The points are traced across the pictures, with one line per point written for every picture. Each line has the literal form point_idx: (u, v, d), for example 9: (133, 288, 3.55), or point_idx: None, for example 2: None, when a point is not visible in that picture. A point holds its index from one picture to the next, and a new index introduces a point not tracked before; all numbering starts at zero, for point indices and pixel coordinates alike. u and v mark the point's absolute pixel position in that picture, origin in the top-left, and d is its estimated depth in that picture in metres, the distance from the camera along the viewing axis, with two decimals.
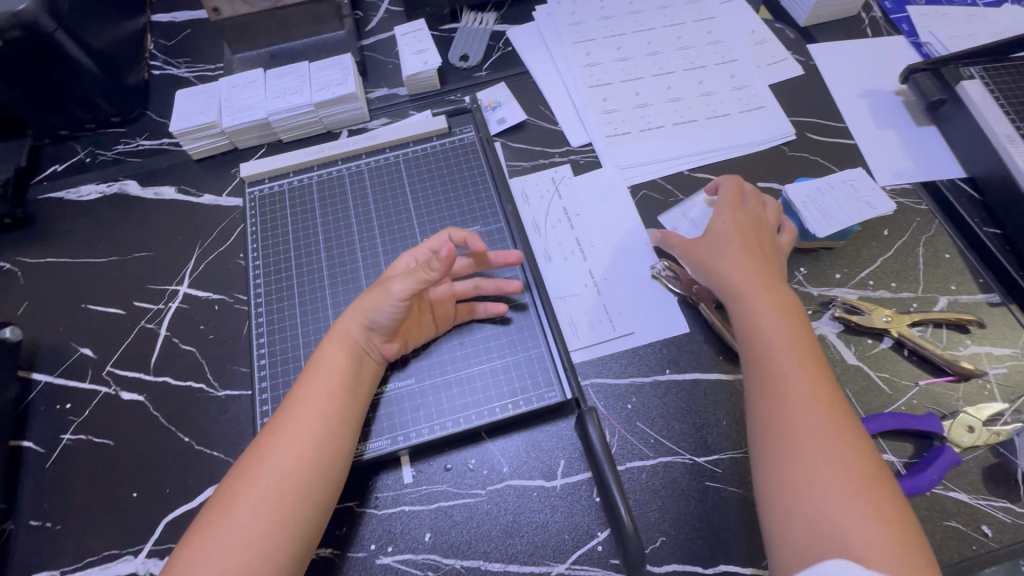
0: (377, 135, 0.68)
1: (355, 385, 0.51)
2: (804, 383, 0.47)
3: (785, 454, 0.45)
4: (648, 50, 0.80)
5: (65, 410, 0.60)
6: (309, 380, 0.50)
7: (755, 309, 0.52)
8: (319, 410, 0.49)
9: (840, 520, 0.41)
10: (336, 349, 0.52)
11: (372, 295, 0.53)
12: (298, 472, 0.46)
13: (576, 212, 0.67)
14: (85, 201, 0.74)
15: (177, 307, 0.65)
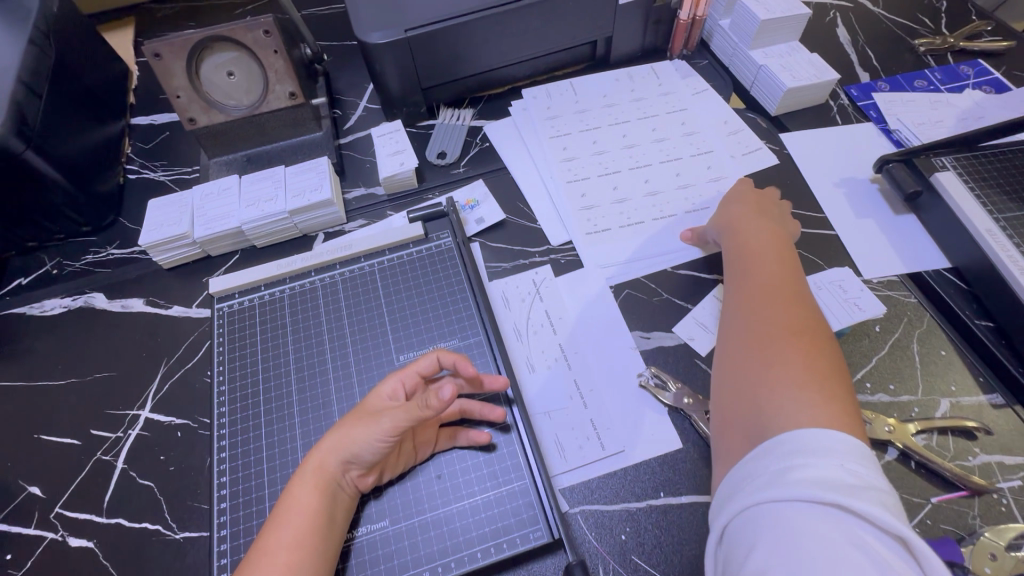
0: (352, 245, 0.66)
1: (331, 515, 0.47)
2: (764, 298, 0.54)
3: (738, 350, 0.52)
4: (624, 143, 0.81)
5: (5, 562, 0.55)
6: (290, 492, 0.47)
7: (740, 249, 0.61)
8: (291, 549, 0.44)
9: (765, 386, 0.47)
10: (310, 464, 0.48)
11: (363, 416, 0.49)
12: None
13: (558, 316, 0.65)
14: (48, 316, 0.71)
15: (136, 436, 0.61)
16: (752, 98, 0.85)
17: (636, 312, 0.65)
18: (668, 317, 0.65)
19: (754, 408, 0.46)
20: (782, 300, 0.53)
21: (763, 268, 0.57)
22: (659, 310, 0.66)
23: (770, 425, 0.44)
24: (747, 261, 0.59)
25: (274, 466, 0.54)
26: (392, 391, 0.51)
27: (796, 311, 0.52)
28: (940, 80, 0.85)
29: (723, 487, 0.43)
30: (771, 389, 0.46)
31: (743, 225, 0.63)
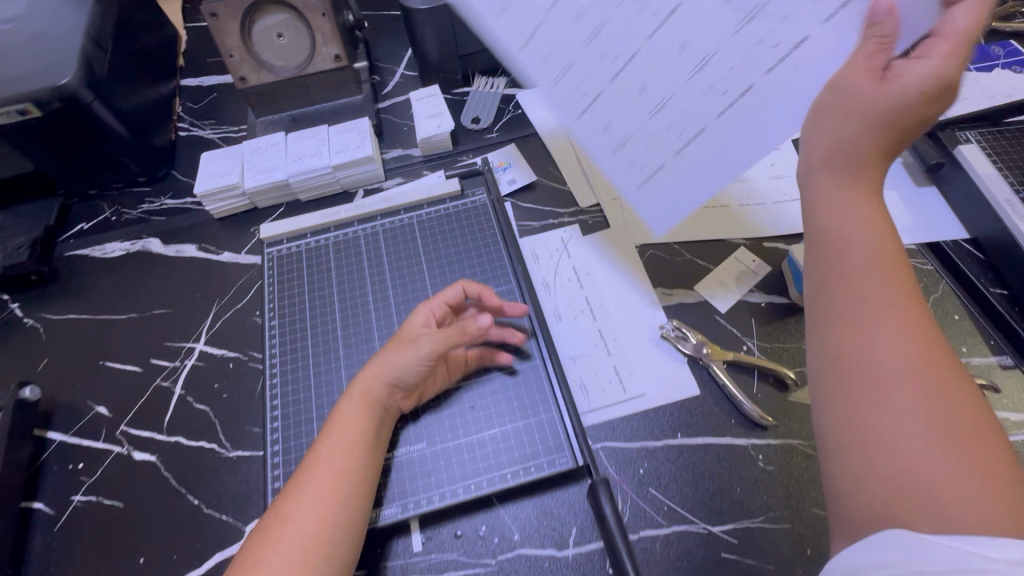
0: (393, 198, 0.70)
1: (370, 439, 0.51)
2: (888, 327, 0.41)
3: (865, 408, 0.40)
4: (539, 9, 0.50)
5: (78, 470, 0.61)
6: (334, 425, 0.51)
7: (837, 239, 0.45)
8: (338, 471, 0.48)
9: (926, 473, 0.36)
10: (355, 400, 0.52)
11: (395, 350, 0.54)
12: (321, 532, 0.45)
13: (586, 272, 0.69)
14: (109, 258, 0.77)
15: (192, 365, 0.66)
16: None
17: (660, 271, 0.68)
18: (691, 275, 0.68)
19: (917, 500, 0.36)
20: (922, 337, 0.40)
21: (885, 278, 0.42)
22: (682, 268, 0.69)
23: (927, 514, 0.36)
24: (869, 270, 0.43)
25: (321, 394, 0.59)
26: (420, 324, 0.56)
27: (945, 361, 0.39)
28: (971, 59, 0.85)
29: (872, 554, 0.36)
30: (925, 471, 0.36)
31: (838, 190, 0.45)
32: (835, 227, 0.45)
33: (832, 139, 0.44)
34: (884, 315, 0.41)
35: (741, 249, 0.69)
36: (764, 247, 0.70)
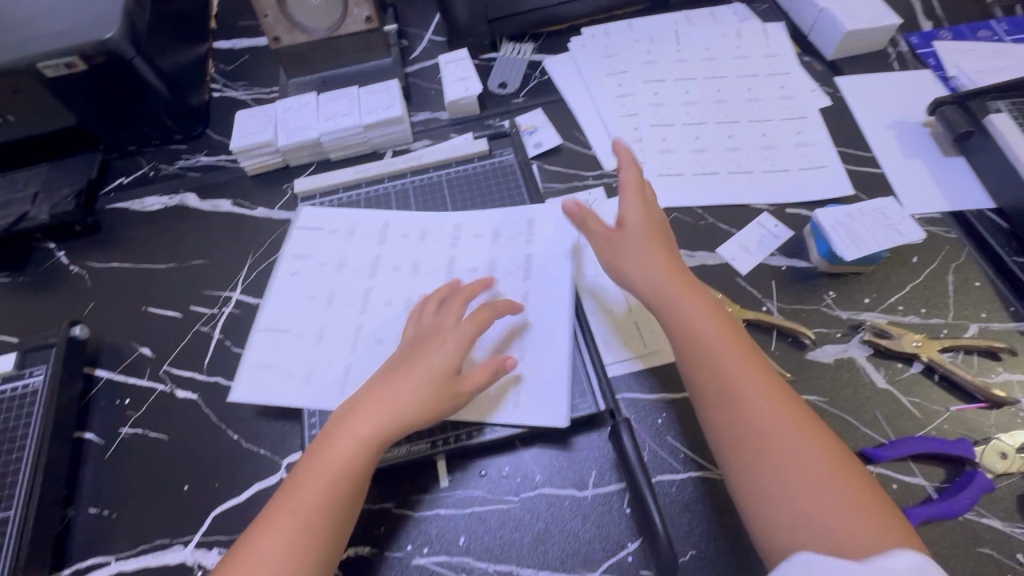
0: (423, 157, 0.75)
1: (367, 469, 0.50)
2: (757, 393, 0.48)
3: (759, 467, 0.45)
4: (339, 249, 0.69)
5: (124, 405, 0.64)
6: (330, 449, 0.50)
7: (702, 335, 0.52)
8: (325, 491, 0.48)
9: (823, 515, 0.42)
10: (361, 425, 0.51)
11: (413, 391, 0.52)
12: (316, 525, 0.47)
13: None
14: (148, 211, 0.80)
15: (229, 312, 0.69)
16: (810, 43, 0.86)
17: (682, 234, 0.70)
18: (713, 239, 0.69)
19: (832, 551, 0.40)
20: (783, 402, 0.48)
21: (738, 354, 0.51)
22: (705, 232, 0.70)
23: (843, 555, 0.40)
24: (721, 356, 0.51)
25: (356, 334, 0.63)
26: (440, 366, 0.53)
27: (805, 416, 0.47)
28: (1007, 30, 0.84)
29: None
30: (824, 518, 0.42)
31: (674, 287, 0.55)
32: (683, 331, 0.53)
33: (648, 265, 0.57)
34: (755, 382, 0.49)
35: (764, 214, 0.70)
36: (786, 213, 0.70)
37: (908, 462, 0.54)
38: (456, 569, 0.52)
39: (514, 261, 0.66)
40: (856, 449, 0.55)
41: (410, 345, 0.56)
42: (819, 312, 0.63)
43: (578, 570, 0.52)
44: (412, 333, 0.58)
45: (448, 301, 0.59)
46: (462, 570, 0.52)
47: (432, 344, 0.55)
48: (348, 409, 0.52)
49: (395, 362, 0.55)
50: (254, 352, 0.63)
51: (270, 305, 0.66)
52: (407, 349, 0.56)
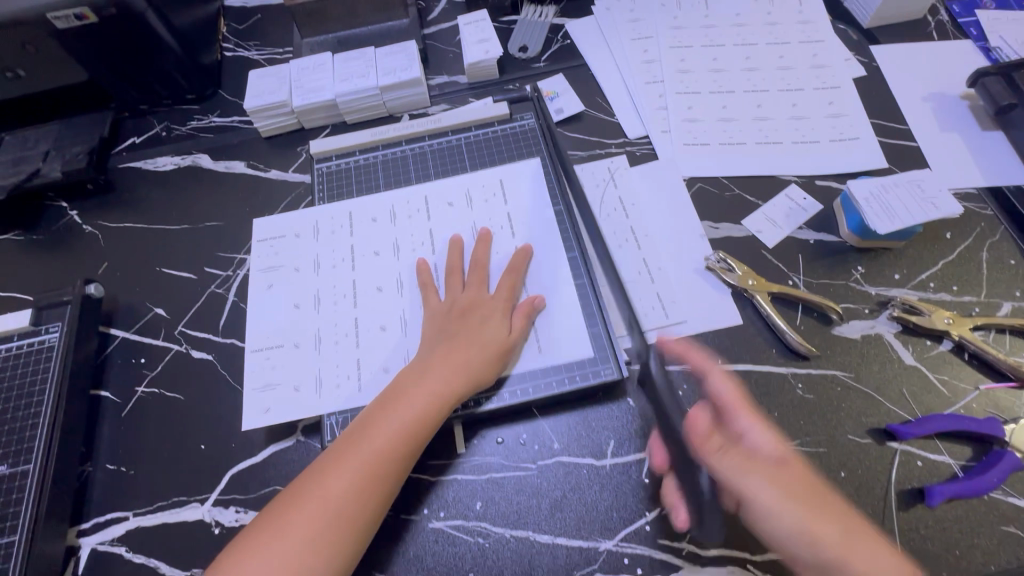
0: (441, 119, 0.73)
1: (424, 435, 0.51)
2: (863, 554, 0.44)
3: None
4: (311, 250, 0.67)
5: (140, 364, 0.64)
6: (392, 413, 0.51)
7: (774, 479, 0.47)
8: (383, 452, 0.49)
9: None
10: (422, 389, 0.53)
11: (466, 357, 0.55)
12: (376, 478, 0.48)
13: (632, 201, 0.68)
14: (161, 171, 0.78)
15: (244, 275, 0.69)
16: (845, 10, 0.83)
17: (707, 204, 0.68)
18: (738, 210, 0.67)
19: None
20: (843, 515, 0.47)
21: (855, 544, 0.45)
22: (730, 204, 0.68)
23: None
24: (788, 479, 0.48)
25: (376, 295, 0.63)
26: (490, 334, 0.57)
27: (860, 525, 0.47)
28: None
29: None
30: None
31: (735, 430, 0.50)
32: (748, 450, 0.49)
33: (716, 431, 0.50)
34: (860, 556, 0.44)
35: (792, 186, 0.68)
36: (815, 185, 0.68)
37: (934, 440, 0.53)
38: (473, 534, 0.52)
39: (544, 222, 0.66)
40: (882, 425, 0.54)
41: (453, 316, 0.58)
42: (847, 287, 0.61)
43: (594, 538, 0.52)
44: (448, 305, 0.59)
45: (475, 276, 0.61)
46: (479, 535, 0.52)
47: (477, 315, 0.58)
48: (410, 376, 0.54)
49: (444, 332, 0.57)
50: (275, 315, 0.63)
51: (254, 324, 0.63)
52: (452, 318, 0.58)
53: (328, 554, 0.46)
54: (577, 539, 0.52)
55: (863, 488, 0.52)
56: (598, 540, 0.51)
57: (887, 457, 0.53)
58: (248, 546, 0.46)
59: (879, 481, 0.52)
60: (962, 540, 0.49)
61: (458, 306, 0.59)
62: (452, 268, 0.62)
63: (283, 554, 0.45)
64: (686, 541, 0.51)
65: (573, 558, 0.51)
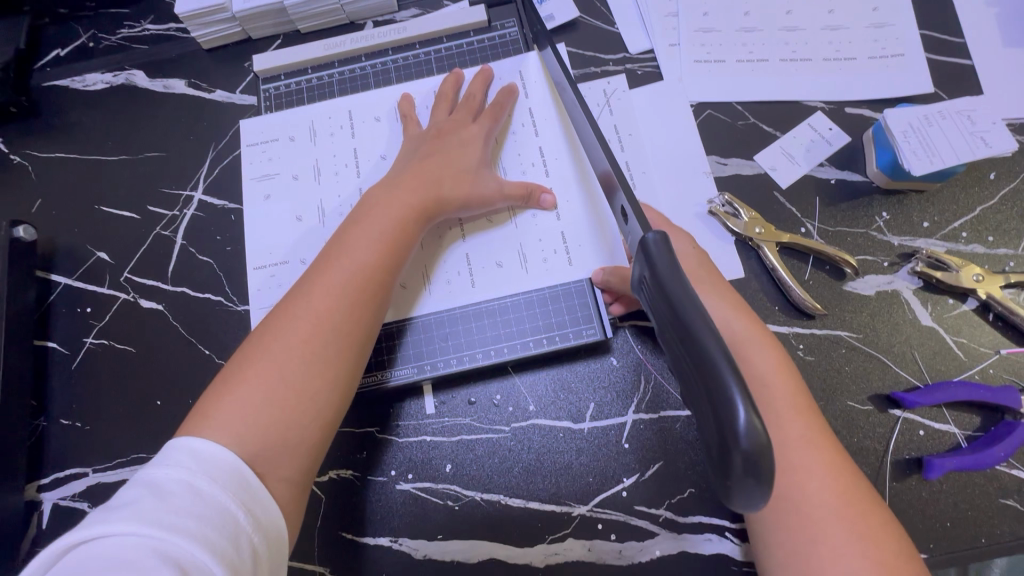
0: (406, 28, 0.62)
1: (408, 245, 0.49)
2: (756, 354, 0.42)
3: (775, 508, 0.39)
4: (309, 155, 0.60)
5: (86, 314, 0.59)
6: (364, 226, 0.48)
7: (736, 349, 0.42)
8: (366, 265, 0.46)
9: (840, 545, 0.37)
10: (398, 200, 0.49)
11: (445, 177, 0.52)
12: (331, 315, 0.44)
13: (628, 132, 0.59)
14: (92, 92, 0.67)
15: (192, 215, 0.61)
16: None
17: (715, 135, 0.58)
18: (751, 142, 0.58)
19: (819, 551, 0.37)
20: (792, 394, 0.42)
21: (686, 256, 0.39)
22: (743, 135, 0.58)
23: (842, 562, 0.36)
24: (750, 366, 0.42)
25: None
26: (465, 158, 0.53)
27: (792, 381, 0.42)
28: None
29: None
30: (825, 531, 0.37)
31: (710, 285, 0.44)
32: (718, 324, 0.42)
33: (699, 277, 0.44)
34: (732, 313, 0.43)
35: (818, 114, 0.58)
36: (844, 113, 0.58)
37: (942, 409, 0.49)
38: (442, 497, 0.50)
39: (550, 134, 0.57)
40: (888, 392, 0.50)
41: (429, 140, 0.55)
42: (866, 237, 0.54)
43: (568, 503, 0.49)
44: (425, 131, 0.56)
45: (464, 104, 0.57)
46: (449, 497, 0.50)
47: (454, 139, 0.54)
48: (359, 211, 0.50)
49: (416, 156, 0.54)
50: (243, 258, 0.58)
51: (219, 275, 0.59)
52: (427, 141, 0.55)
53: (333, 369, 0.43)
54: (549, 503, 0.50)
55: (857, 457, 0.48)
56: (572, 505, 0.49)
57: (888, 425, 0.49)
58: (234, 378, 0.42)
59: (876, 450, 0.48)
60: (957, 513, 0.47)
61: (435, 130, 0.55)
62: (433, 116, 0.57)
63: (278, 376, 0.41)
64: (664, 508, 0.48)
65: (546, 522, 0.49)
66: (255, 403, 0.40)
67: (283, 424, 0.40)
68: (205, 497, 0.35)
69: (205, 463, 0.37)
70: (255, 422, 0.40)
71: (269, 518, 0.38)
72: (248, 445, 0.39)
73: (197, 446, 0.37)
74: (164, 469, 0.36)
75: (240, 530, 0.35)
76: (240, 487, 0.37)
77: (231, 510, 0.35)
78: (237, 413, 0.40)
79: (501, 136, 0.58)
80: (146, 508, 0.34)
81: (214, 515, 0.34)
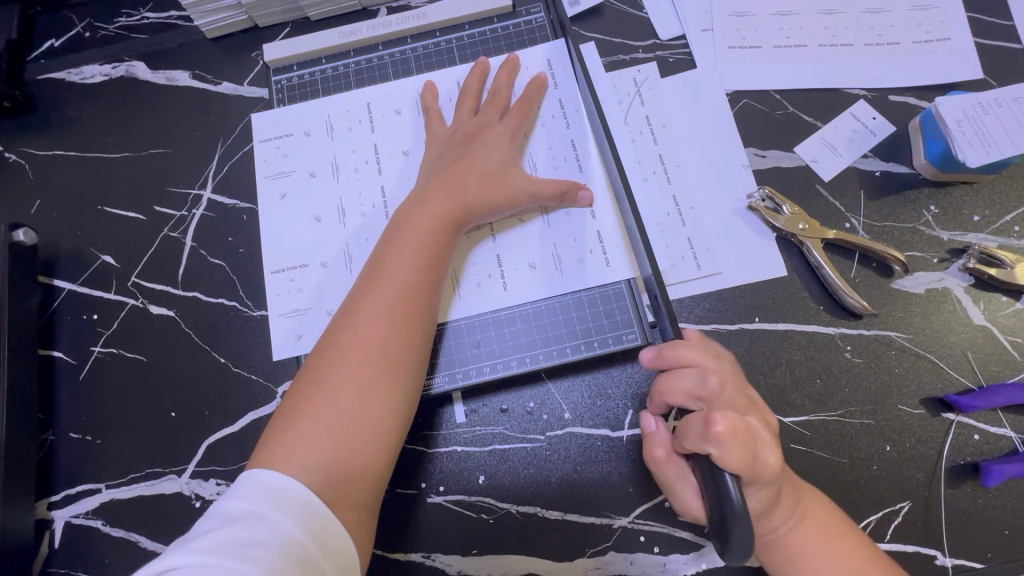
0: (425, 15, 0.59)
1: (446, 257, 0.47)
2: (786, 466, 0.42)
3: None
4: (326, 151, 0.57)
5: (93, 321, 0.56)
6: (400, 244, 0.46)
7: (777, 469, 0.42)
8: (408, 284, 0.44)
9: None
10: (429, 211, 0.47)
11: (476, 181, 0.49)
12: (382, 341, 0.42)
13: (662, 123, 0.56)
14: (90, 85, 0.63)
15: (202, 215, 0.58)
16: None
17: (753, 126, 0.55)
18: (792, 133, 0.55)
19: None
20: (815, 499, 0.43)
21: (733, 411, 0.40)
22: (782, 126, 0.55)
23: None
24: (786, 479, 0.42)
25: (362, 247, 0.54)
26: (495, 158, 0.50)
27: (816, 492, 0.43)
28: None
29: None
30: None
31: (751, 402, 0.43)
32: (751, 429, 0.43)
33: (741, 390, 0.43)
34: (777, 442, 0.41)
35: (860, 102, 0.55)
36: (888, 101, 0.55)
37: (997, 412, 0.47)
38: (477, 510, 0.48)
39: (582, 128, 0.54)
40: (940, 394, 0.48)
41: (455, 143, 0.52)
42: (914, 232, 0.51)
43: (609, 514, 0.47)
44: (451, 130, 0.53)
45: (490, 100, 0.54)
46: (483, 510, 0.48)
47: (481, 140, 0.52)
48: (393, 229, 0.47)
49: (443, 160, 0.51)
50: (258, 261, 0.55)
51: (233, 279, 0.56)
52: (455, 144, 0.52)
53: (389, 393, 0.41)
54: (589, 515, 0.48)
55: (910, 463, 0.46)
56: (613, 517, 0.47)
57: (941, 430, 0.47)
58: (291, 414, 0.40)
59: (929, 456, 0.46)
60: (1014, 519, 0.45)
61: (461, 130, 0.53)
62: (457, 113, 0.54)
63: (338, 409, 0.40)
64: None
65: (586, 534, 0.47)
66: (316, 439, 0.39)
67: (348, 455, 0.39)
68: (276, 528, 0.34)
69: (270, 492, 0.36)
70: (321, 458, 0.38)
71: (342, 545, 0.37)
72: (314, 477, 0.38)
73: (263, 477, 0.37)
74: (232, 502, 0.36)
75: (313, 560, 0.35)
76: (305, 514, 0.36)
77: (302, 540, 0.35)
78: (301, 452, 0.38)
79: (529, 130, 0.54)
80: (218, 538, 0.33)
81: (283, 545, 0.34)
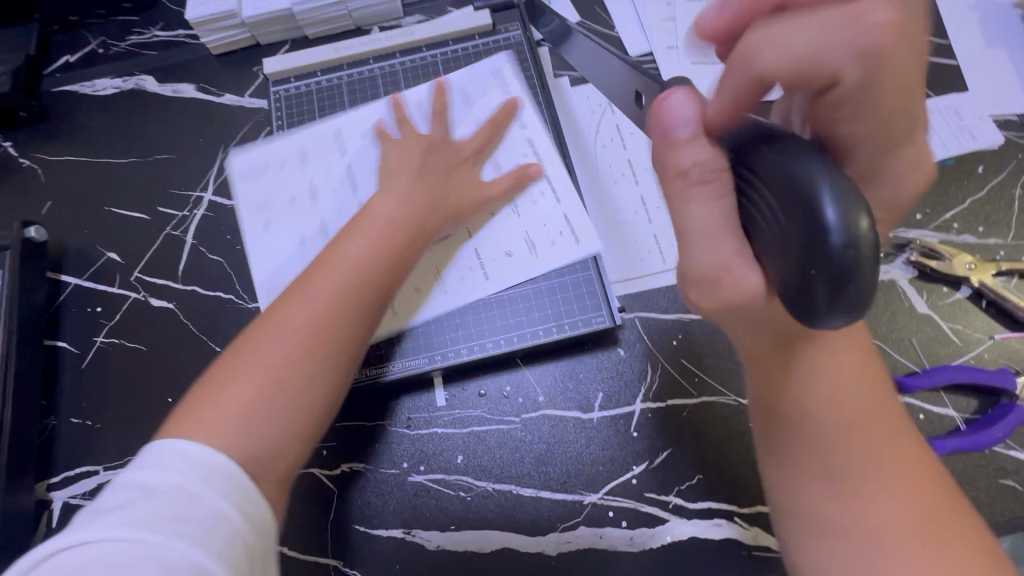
0: (414, 32, 0.64)
1: (408, 251, 0.49)
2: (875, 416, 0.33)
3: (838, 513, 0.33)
4: (319, 155, 0.61)
5: (97, 313, 0.60)
6: (360, 229, 0.47)
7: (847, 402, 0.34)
8: (361, 266, 0.45)
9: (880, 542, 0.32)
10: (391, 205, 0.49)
11: (450, 186, 0.54)
12: (324, 319, 0.42)
13: (630, 130, 0.60)
14: (101, 96, 0.68)
15: (202, 215, 0.62)
16: None
17: None
18: None
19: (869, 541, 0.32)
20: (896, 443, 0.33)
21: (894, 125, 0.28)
22: None
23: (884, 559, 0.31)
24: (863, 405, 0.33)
25: None
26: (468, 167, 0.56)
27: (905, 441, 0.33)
28: None
29: None
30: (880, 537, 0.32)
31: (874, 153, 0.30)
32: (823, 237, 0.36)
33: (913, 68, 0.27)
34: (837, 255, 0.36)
35: None
36: None
37: (940, 393, 0.50)
38: (455, 487, 0.51)
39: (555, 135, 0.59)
40: (888, 376, 0.51)
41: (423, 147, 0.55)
42: None
43: (579, 491, 0.50)
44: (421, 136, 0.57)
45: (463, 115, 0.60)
46: (462, 488, 0.51)
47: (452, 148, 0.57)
48: (354, 217, 0.49)
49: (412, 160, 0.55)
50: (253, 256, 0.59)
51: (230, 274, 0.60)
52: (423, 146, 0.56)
53: (319, 374, 0.41)
54: (561, 492, 0.50)
55: None
56: (583, 493, 0.50)
57: None
58: (216, 371, 0.40)
59: None
60: None
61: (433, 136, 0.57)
62: (432, 121, 0.58)
63: (259, 377, 0.39)
64: (674, 494, 0.49)
65: (557, 510, 0.50)
66: (234, 403, 0.38)
67: (262, 426, 0.38)
68: (202, 500, 0.33)
69: (195, 464, 0.35)
70: (233, 424, 0.38)
71: (265, 519, 0.36)
72: (221, 442, 0.37)
73: (184, 448, 0.35)
74: (151, 474, 0.34)
75: (243, 537, 0.34)
76: (235, 488, 0.35)
77: (229, 512, 0.34)
78: (216, 412, 0.37)
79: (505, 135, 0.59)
80: (136, 510, 0.32)
81: (207, 516, 0.33)
